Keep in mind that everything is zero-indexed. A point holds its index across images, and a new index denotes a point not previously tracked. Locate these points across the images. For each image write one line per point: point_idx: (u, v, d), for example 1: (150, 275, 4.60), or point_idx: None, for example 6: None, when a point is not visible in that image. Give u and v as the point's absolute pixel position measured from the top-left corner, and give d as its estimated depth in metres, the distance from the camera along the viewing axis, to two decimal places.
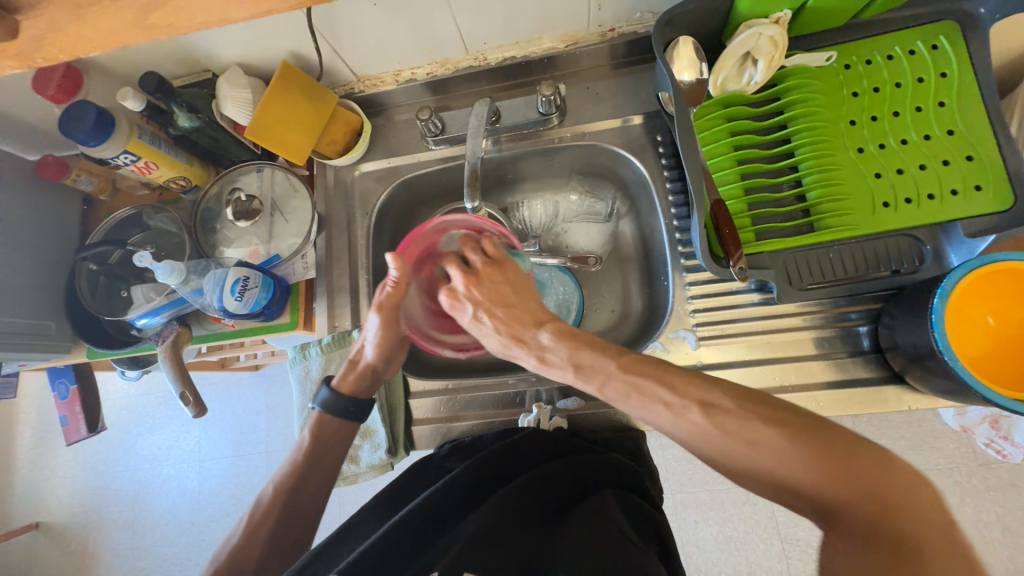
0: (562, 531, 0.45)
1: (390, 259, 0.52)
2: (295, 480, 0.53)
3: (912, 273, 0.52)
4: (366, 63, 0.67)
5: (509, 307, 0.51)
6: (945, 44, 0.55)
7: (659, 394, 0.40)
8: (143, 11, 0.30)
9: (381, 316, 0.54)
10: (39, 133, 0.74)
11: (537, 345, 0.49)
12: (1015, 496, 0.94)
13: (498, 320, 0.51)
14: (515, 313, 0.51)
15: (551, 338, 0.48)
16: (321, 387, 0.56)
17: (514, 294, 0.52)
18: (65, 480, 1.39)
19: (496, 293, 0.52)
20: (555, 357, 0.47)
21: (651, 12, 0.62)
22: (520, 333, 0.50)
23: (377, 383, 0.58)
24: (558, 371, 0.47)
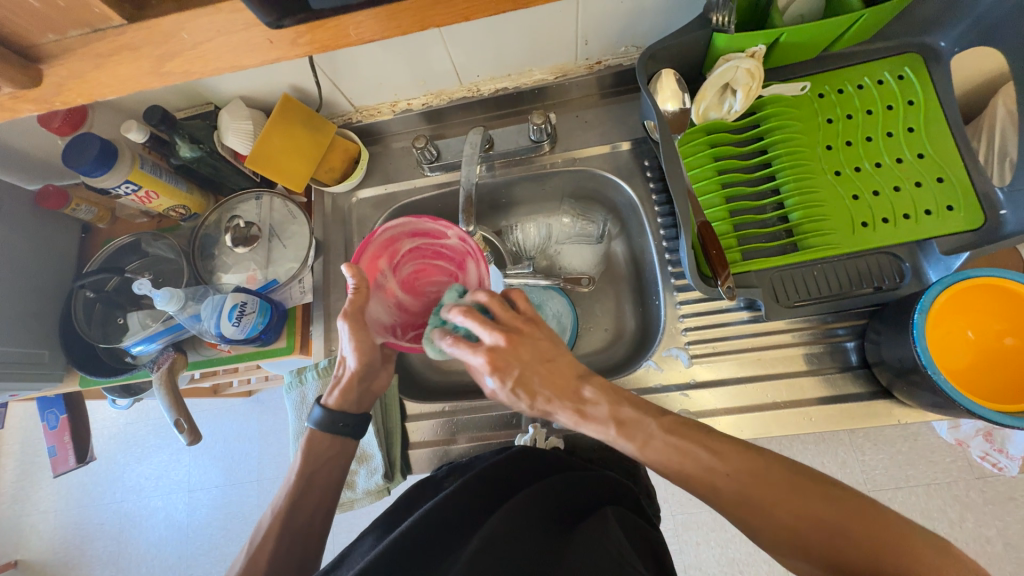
0: (566, 543, 0.44)
1: (347, 267, 0.48)
2: (289, 508, 0.52)
3: (893, 289, 0.54)
4: (364, 95, 0.70)
5: (549, 365, 0.46)
6: (910, 75, 0.59)
7: (702, 456, 0.41)
8: (160, 59, 0.32)
9: (350, 325, 0.50)
10: (40, 164, 0.75)
11: (576, 397, 0.45)
12: (1013, 509, 0.94)
13: (537, 381, 0.45)
14: (559, 369, 0.46)
15: (596, 392, 0.44)
16: (312, 406, 0.55)
17: (555, 348, 0.46)
18: (48, 514, 1.35)
19: (540, 351, 0.46)
20: (595, 412, 0.44)
21: (635, 46, 0.66)
22: (561, 389, 0.45)
23: (366, 394, 0.57)
24: (598, 428, 0.44)
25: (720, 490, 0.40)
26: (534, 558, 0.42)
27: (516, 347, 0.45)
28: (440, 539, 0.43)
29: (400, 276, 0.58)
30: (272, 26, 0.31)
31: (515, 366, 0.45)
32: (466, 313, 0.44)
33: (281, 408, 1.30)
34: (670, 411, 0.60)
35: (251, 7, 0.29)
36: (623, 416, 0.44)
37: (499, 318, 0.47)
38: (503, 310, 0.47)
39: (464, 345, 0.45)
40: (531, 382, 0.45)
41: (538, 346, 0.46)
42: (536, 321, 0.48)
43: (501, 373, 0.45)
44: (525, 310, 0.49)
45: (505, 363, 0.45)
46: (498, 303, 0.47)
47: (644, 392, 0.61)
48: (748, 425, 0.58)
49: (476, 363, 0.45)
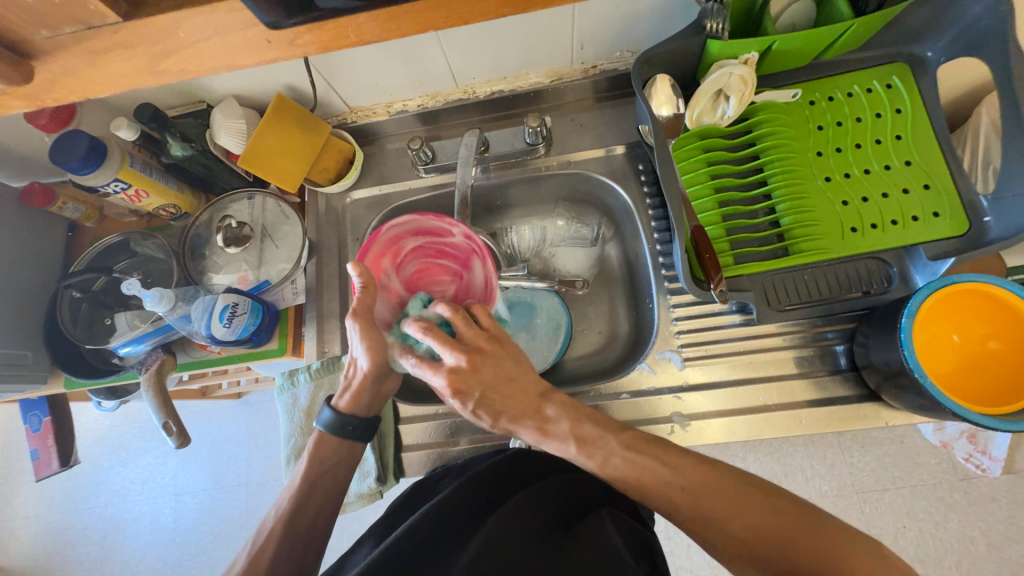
0: (564, 545, 0.44)
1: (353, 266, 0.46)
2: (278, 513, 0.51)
3: (882, 293, 0.56)
4: (359, 95, 0.70)
5: (511, 384, 0.46)
6: (898, 84, 0.60)
7: (658, 470, 0.42)
8: (155, 57, 0.31)
9: (361, 326, 0.48)
10: (26, 161, 0.74)
11: (538, 416, 0.45)
12: (996, 510, 0.96)
13: (502, 400, 0.46)
14: (521, 389, 0.46)
15: (557, 411, 0.45)
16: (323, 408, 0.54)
17: (518, 367, 0.46)
18: (29, 519, 1.31)
19: (502, 372, 0.46)
20: (556, 429, 0.45)
21: (630, 51, 0.66)
22: (522, 408, 0.46)
23: (378, 397, 0.56)
24: (557, 444, 0.45)
25: (700, 499, 0.40)
26: (532, 560, 0.42)
27: (478, 368, 0.45)
28: (439, 542, 0.43)
29: (404, 276, 0.57)
30: (270, 24, 0.31)
31: (476, 388, 0.45)
32: (424, 333, 0.45)
33: (271, 410, 1.28)
34: (663, 413, 0.60)
35: (249, 5, 0.29)
36: (581, 434, 0.44)
37: (463, 335, 0.46)
38: (466, 327, 0.46)
39: (425, 364, 0.46)
40: (494, 403, 0.46)
41: (501, 366, 0.46)
42: (501, 336, 0.48)
43: (461, 395, 0.45)
44: (489, 324, 0.48)
45: (466, 385, 0.45)
46: (460, 319, 0.46)
47: (637, 395, 0.62)
48: (740, 427, 0.58)
49: (439, 384, 0.46)
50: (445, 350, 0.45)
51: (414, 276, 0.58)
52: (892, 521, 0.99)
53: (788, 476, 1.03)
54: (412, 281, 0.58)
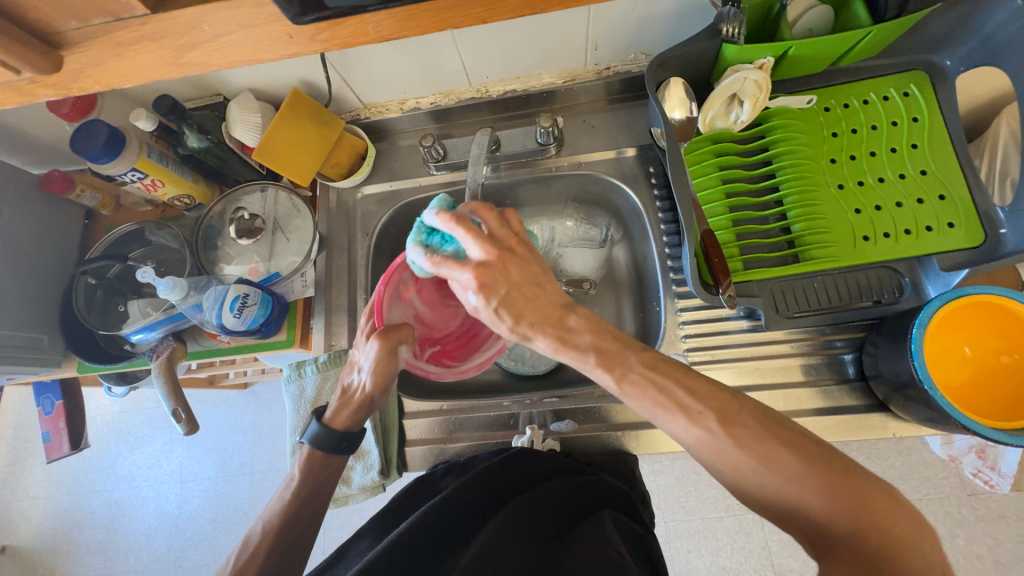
0: (565, 547, 0.44)
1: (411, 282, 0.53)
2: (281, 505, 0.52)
3: (893, 303, 0.55)
4: (373, 91, 0.70)
5: (537, 289, 0.47)
6: (915, 92, 0.60)
7: (677, 395, 0.41)
8: (179, 51, 0.32)
9: (381, 344, 0.54)
10: (46, 149, 0.75)
11: (560, 325, 0.46)
12: (1004, 527, 0.95)
13: (526, 303, 0.46)
14: (546, 295, 0.47)
15: (581, 321, 0.46)
16: (312, 422, 0.56)
17: (544, 273, 0.47)
18: (37, 500, 1.34)
19: (528, 273, 0.47)
20: (578, 339, 0.45)
21: (644, 53, 0.66)
22: (545, 317, 0.46)
23: (360, 414, 0.56)
24: (576, 355, 0.45)
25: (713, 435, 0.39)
26: (532, 561, 0.42)
27: (506, 265, 0.46)
28: (438, 541, 0.44)
29: (426, 290, 0.64)
30: (291, 22, 0.31)
31: (501, 285, 0.46)
32: (452, 224, 0.45)
33: (276, 401, 1.30)
34: None
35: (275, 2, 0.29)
36: (600, 346, 0.45)
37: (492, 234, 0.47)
38: (495, 226, 0.48)
39: (452, 262, 0.47)
40: (518, 303, 0.46)
41: (527, 269, 0.47)
42: (528, 243, 0.48)
43: (486, 293, 0.46)
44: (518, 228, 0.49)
45: (492, 281, 0.46)
46: (492, 216, 0.47)
47: None
48: None
49: (464, 278, 0.46)
50: (471, 242, 0.46)
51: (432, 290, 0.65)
52: None
53: None
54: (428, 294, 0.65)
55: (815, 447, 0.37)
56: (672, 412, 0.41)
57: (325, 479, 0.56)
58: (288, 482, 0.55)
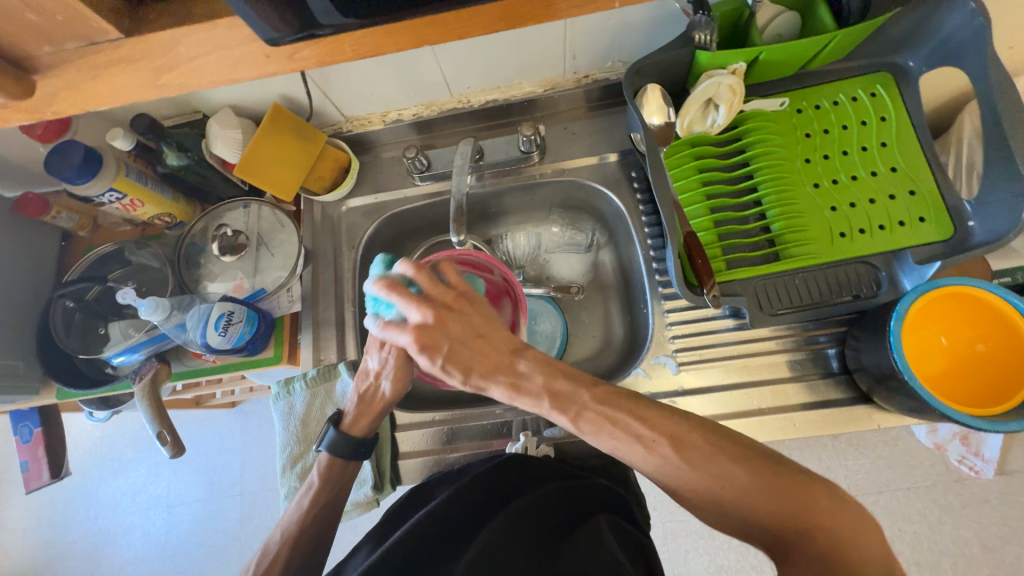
0: (561, 549, 0.45)
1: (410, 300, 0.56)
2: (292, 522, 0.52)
3: (871, 297, 0.56)
4: (354, 105, 0.70)
5: (481, 341, 0.47)
6: (882, 92, 0.62)
7: (631, 426, 0.42)
8: (156, 71, 0.32)
9: (396, 352, 0.56)
10: (20, 171, 0.73)
11: (511, 371, 0.46)
12: (989, 511, 0.97)
13: (466, 355, 0.47)
14: (492, 344, 0.47)
15: (530, 363, 0.46)
16: (329, 428, 0.56)
17: (487, 324, 0.48)
18: (16, 534, 1.29)
19: (467, 329, 0.47)
20: (530, 384, 0.45)
21: (622, 61, 0.68)
22: (495, 364, 0.46)
23: (377, 420, 0.58)
24: (530, 400, 0.45)
25: (667, 461, 0.40)
26: (530, 564, 0.43)
27: (445, 322, 0.47)
28: (433, 551, 0.43)
29: None
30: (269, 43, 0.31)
31: (443, 341, 0.47)
32: (385, 289, 0.47)
33: (265, 419, 1.28)
34: None
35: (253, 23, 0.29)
36: (557, 387, 0.44)
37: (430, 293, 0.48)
38: (424, 287, 0.48)
39: (392, 324, 0.47)
40: (460, 357, 0.47)
41: (463, 325, 0.47)
42: (460, 295, 0.49)
43: (429, 346, 0.47)
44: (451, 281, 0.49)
45: (432, 339, 0.47)
46: (424, 275, 0.48)
47: None
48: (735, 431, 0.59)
49: (405, 340, 0.47)
50: (411, 306, 0.47)
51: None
52: (888, 524, 0.99)
53: None
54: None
55: (763, 457, 0.40)
56: (628, 440, 0.42)
57: (338, 485, 0.57)
58: (309, 488, 0.56)
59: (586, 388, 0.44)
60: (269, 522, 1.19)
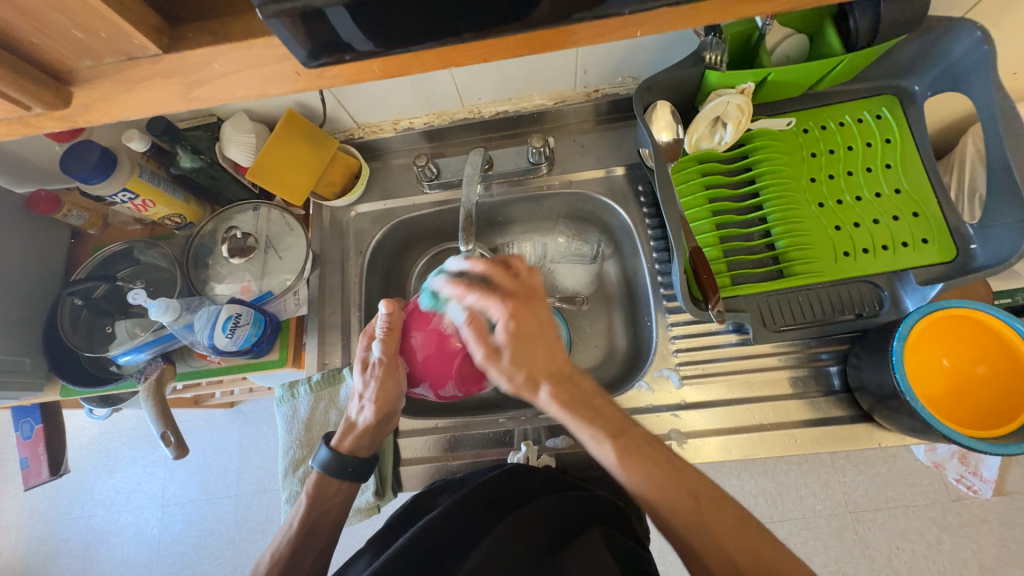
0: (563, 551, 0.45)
1: (387, 304, 0.54)
2: (293, 555, 0.53)
3: (873, 316, 0.57)
4: (366, 113, 0.71)
5: (541, 344, 0.50)
6: (887, 115, 0.63)
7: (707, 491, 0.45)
8: (188, 85, 0.30)
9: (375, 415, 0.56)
10: (32, 168, 0.74)
11: (566, 379, 0.50)
12: (987, 532, 0.97)
13: (534, 353, 0.49)
14: (549, 352, 0.50)
15: (558, 398, 0.48)
16: (321, 447, 0.56)
17: (546, 325, 0.51)
18: (10, 529, 1.29)
19: (539, 323, 0.51)
20: (567, 398, 0.48)
21: (631, 76, 0.69)
22: (554, 368, 0.50)
23: (378, 438, 0.58)
24: (580, 419, 0.48)
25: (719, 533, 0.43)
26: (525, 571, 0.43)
27: (519, 312, 0.50)
28: (435, 556, 0.44)
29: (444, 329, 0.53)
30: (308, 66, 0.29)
31: (528, 318, 0.50)
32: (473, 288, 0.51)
33: (263, 421, 1.28)
34: (661, 431, 0.61)
35: (288, 47, 0.27)
36: (598, 409, 0.49)
37: (500, 283, 0.52)
38: (504, 279, 0.52)
39: (481, 299, 0.50)
40: (529, 346, 0.49)
41: (538, 321, 0.51)
42: (539, 291, 0.53)
43: (488, 301, 0.50)
44: (525, 274, 0.53)
45: (519, 313, 0.50)
46: (501, 273, 0.52)
47: (635, 412, 0.62)
48: (737, 446, 0.59)
49: (498, 312, 0.50)
50: (508, 282, 0.52)
51: (432, 357, 0.54)
52: (885, 542, 0.99)
53: (782, 494, 1.05)
54: (432, 344, 0.54)
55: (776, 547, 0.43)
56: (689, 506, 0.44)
57: (319, 510, 0.55)
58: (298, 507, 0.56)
59: (626, 428, 0.48)
60: (265, 524, 1.19)
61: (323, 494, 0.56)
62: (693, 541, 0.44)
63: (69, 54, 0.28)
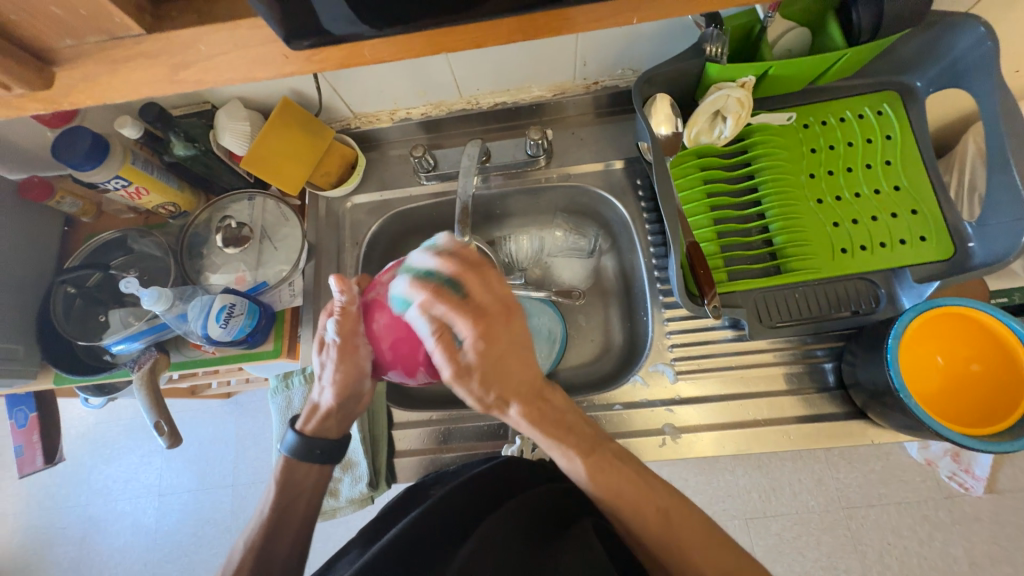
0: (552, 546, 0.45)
1: (335, 283, 0.48)
2: (269, 538, 0.52)
3: (870, 313, 0.57)
4: (362, 102, 0.70)
5: (513, 365, 0.45)
6: (888, 111, 0.62)
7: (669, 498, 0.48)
8: (175, 67, 0.30)
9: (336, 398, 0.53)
10: (25, 155, 0.73)
11: (536, 397, 0.48)
12: (978, 529, 0.98)
13: (502, 375, 0.45)
14: (527, 370, 0.46)
15: (524, 419, 0.47)
16: (288, 432, 0.55)
17: (522, 346, 0.45)
18: (7, 517, 1.29)
19: (514, 341, 0.45)
20: (539, 422, 0.47)
21: (631, 69, 0.68)
22: (526, 389, 0.47)
23: (346, 420, 0.56)
24: (551, 434, 0.47)
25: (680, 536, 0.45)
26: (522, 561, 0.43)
27: (491, 333, 0.43)
28: (432, 544, 0.43)
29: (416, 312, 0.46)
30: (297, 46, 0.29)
31: (499, 342, 0.44)
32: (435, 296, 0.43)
33: (260, 412, 1.28)
34: (655, 426, 0.61)
35: (275, 26, 0.27)
36: (570, 425, 0.48)
37: (473, 296, 0.44)
38: (478, 289, 0.44)
39: (454, 314, 0.43)
40: (497, 371, 0.44)
41: (509, 340, 0.44)
42: (512, 306, 0.45)
43: (455, 319, 0.43)
44: (500, 289, 0.45)
45: (489, 335, 0.43)
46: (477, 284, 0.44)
47: (630, 407, 0.62)
48: (730, 441, 0.59)
49: (466, 334, 0.43)
50: (478, 292, 0.44)
51: (399, 342, 0.47)
52: (877, 538, 1.00)
53: (776, 490, 1.05)
54: (401, 328, 0.47)
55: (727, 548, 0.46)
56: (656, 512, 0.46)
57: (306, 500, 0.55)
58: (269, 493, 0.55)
59: (597, 444, 0.48)
60: None
61: (294, 474, 0.55)
62: (655, 549, 0.46)
63: (51, 33, 0.28)
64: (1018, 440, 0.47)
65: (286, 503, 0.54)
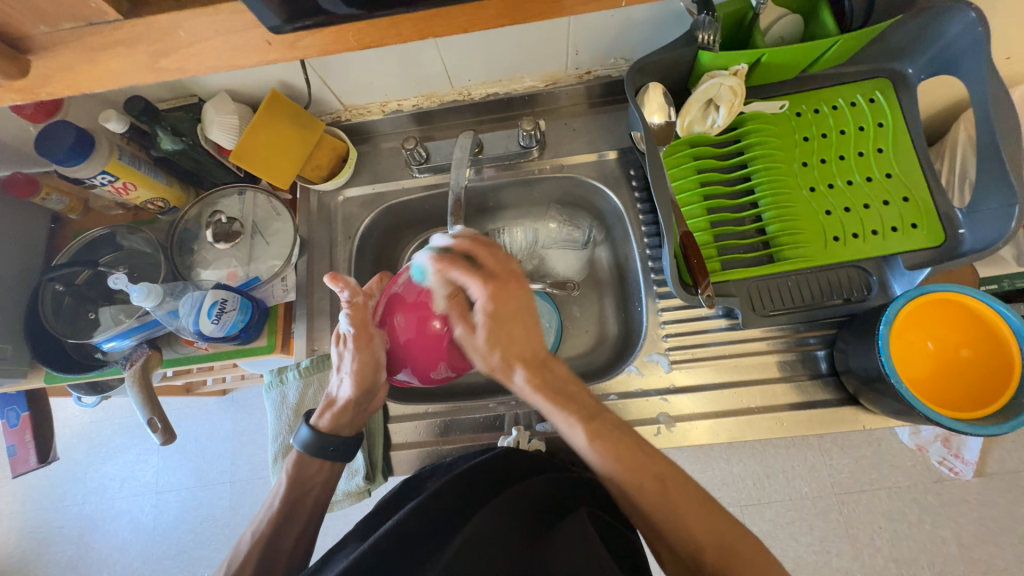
0: (548, 534, 0.45)
1: (330, 281, 0.48)
2: (275, 533, 0.52)
3: (861, 301, 0.57)
4: (352, 94, 0.69)
5: (518, 330, 0.49)
6: (880, 98, 0.62)
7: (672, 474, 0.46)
8: (155, 54, 0.29)
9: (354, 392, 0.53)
10: (8, 150, 0.72)
11: (541, 364, 0.50)
12: (967, 511, 1.00)
13: (508, 336, 0.48)
14: (532, 337, 0.50)
15: (530, 385, 0.49)
16: (301, 425, 0.55)
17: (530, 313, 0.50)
18: (3, 517, 1.28)
19: (521, 307, 0.49)
20: (542, 387, 0.49)
21: (624, 58, 0.67)
22: (531, 353, 0.49)
23: (359, 416, 0.56)
24: (546, 399, 0.49)
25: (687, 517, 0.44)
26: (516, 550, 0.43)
27: (501, 294, 0.48)
28: (425, 537, 0.44)
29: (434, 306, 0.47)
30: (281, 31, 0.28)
31: (507, 303, 0.48)
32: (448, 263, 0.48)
33: (256, 408, 1.28)
34: (650, 415, 0.61)
35: (257, 11, 0.27)
36: (571, 395, 0.49)
37: (484, 262, 0.49)
38: (488, 258, 0.50)
39: (466, 276, 0.48)
40: (504, 330, 0.48)
41: (517, 306, 0.49)
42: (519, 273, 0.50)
43: (471, 279, 0.48)
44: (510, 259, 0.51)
45: (499, 295, 0.48)
46: (489, 252, 0.50)
47: (625, 397, 0.63)
48: (724, 429, 0.60)
49: (478, 293, 0.48)
50: (490, 262, 0.49)
51: (414, 340, 0.48)
52: (869, 522, 1.02)
53: (770, 477, 1.07)
54: (417, 324, 0.47)
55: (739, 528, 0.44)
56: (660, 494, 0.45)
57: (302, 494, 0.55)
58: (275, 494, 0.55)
59: (598, 413, 0.49)
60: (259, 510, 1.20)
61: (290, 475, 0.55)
62: (660, 525, 0.45)
63: (24, 20, 0.27)
64: (1006, 423, 0.48)
65: (294, 502, 0.54)
